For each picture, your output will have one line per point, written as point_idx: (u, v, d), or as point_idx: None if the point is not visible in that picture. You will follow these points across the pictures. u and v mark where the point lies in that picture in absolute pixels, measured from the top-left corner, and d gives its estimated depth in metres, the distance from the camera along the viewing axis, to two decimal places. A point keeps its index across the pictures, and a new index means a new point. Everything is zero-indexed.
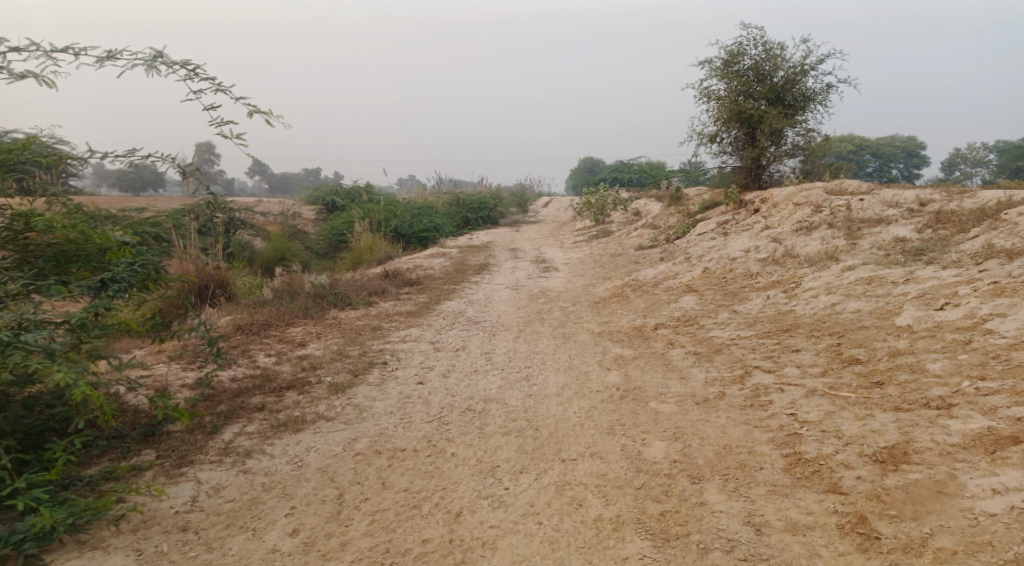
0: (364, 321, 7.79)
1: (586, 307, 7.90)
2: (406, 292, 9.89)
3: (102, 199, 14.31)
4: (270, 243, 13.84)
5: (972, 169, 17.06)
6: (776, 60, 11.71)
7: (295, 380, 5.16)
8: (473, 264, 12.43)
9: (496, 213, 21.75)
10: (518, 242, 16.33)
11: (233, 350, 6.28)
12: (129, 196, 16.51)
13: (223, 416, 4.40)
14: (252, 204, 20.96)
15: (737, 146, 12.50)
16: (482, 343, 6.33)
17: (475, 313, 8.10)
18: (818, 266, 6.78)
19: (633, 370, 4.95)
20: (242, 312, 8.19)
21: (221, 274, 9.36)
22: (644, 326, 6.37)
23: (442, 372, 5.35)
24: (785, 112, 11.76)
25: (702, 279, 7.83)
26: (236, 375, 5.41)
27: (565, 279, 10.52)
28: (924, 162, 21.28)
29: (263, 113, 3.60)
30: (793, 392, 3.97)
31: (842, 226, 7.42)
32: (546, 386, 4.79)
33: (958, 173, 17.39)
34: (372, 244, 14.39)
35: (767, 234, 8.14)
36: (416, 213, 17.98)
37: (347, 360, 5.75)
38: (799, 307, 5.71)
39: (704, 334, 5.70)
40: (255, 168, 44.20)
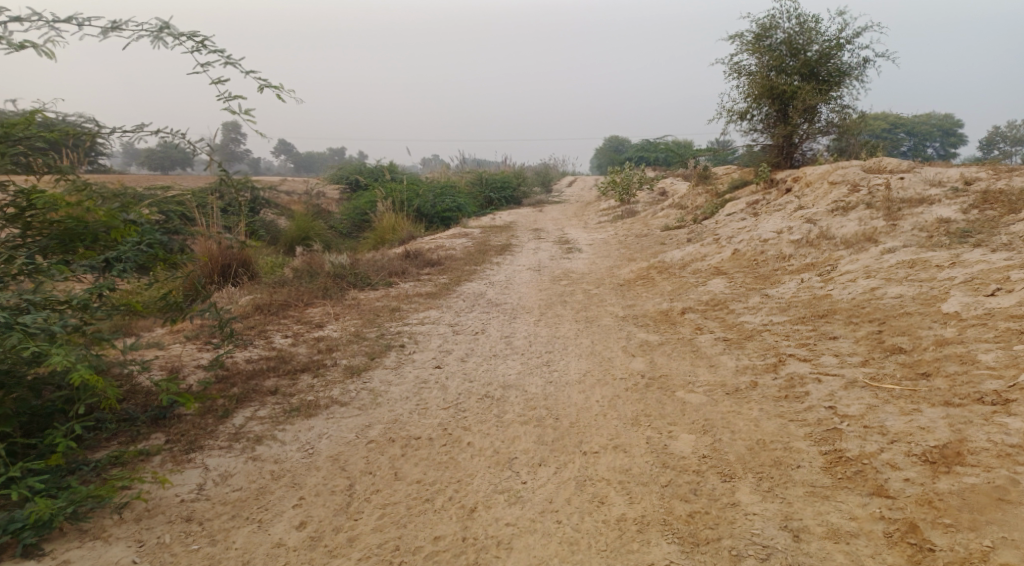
0: (383, 302, 7.66)
1: (610, 289, 7.68)
2: (427, 273, 9.75)
3: (129, 177, 14.38)
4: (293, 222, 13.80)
5: (1011, 148, 16.40)
6: (810, 33, 11.23)
7: (310, 363, 5.04)
8: (495, 244, 12.25)
9: (520, 193, 21.51)
10: (542, 222, 16.09)
11: (250, 331, 6.19)
12: (157, 175, 16.63)
13: (236, 399, 4.29)
14: (277, 184, 21.01)
15: (767, 123, 12.07)
16: (502, 326, 6.16)
17: (496, 295, 7.92)
18: (855, 248, 6.47)
19: (659, 357, 4.73)
20: (262, 291, 8.12)
21: (244, 253, 9.28)
22: (671, 310, 6.14)
23: (461, 356, 5.19)
24: (819, 88, 11.29)
25: (731, 261, 7.54)
26: (251, 357, 5.31)
27: (589, 260, 10.30)
28: (961, 141, 20.54)
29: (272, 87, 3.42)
30: (831, 383, 3.74)
31: (881, 206, 7.07)
32: (568, 372, 4.60)
33: (996, 152, 16.72)
34: (395, 224, 14.28)
35: (800, 214, 7.81)
36: (438, 193, 17.80)
37: (364, 343, 5.62)
38: (836, 291, 5.42)
39: (734, 320, 5.45)
40: (281, 148, 44.44)
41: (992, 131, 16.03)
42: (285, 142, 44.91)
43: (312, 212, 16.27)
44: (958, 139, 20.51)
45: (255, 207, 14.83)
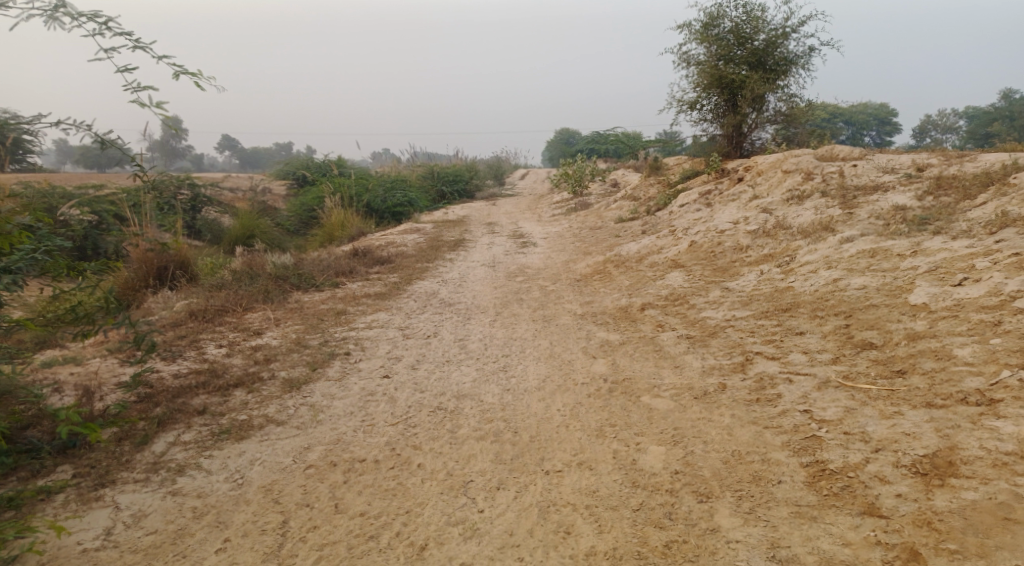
0: (328, 304, 7.21)
1: (567, 285, 7.41)
2: (376, 272, 9.31)
3: (55, 175, 13.43)
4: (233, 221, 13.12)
5: (942, 136, 16.82)
6: (756, 22, 11.17)
7: (246, 376, 4.61)
8: (448, 240, 11.86)
9: (472, 186, 21.13)
10: (495, 216, 15.76)
11: (180, 341, 5.68)
12: (87, 173, 15.64)
13: (158, 421, 3.83)
14: (219, 180, 20.10)
15: (717, 113, 12.00)
16: (455, 328, 5.81)
17: (448, 294, 7.56)
18: (813, 237, 6.35)
19: (621, 359, 4.46)
20: (197, 296, 7.56)
21: (181, 254, 8.63)
22: (630, 306, 5.90)
23: (410, 363, 4.83)
24: (766, 77, 11.25)
25: (688, 253, 7.36)
26: (179, 371, 4.83)
27: (544, 254, 10.02)
28: (897, 129, 21.06)
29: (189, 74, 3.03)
30: (803, 384, 3.53)
31: (837, 194, 6.98)
32: (526, 378, 4.29)
33: (929, 140, 17.18)
34: (343, 220, 13.75)
35: (756, 204, 7.69)
36: (388, 187, 17.26)
37: (305, 352, 5.19)
38: (799, 283, 5.26)
39: (696, 316, 5.23)
40: (224, 143, 42.99)
41: (925, 119, 16.47)
42: (228, 137, 43.30)
43: (256, 209, 15.55)
44: (894, 127, 21.04)
45: (194, 205, 14.07)
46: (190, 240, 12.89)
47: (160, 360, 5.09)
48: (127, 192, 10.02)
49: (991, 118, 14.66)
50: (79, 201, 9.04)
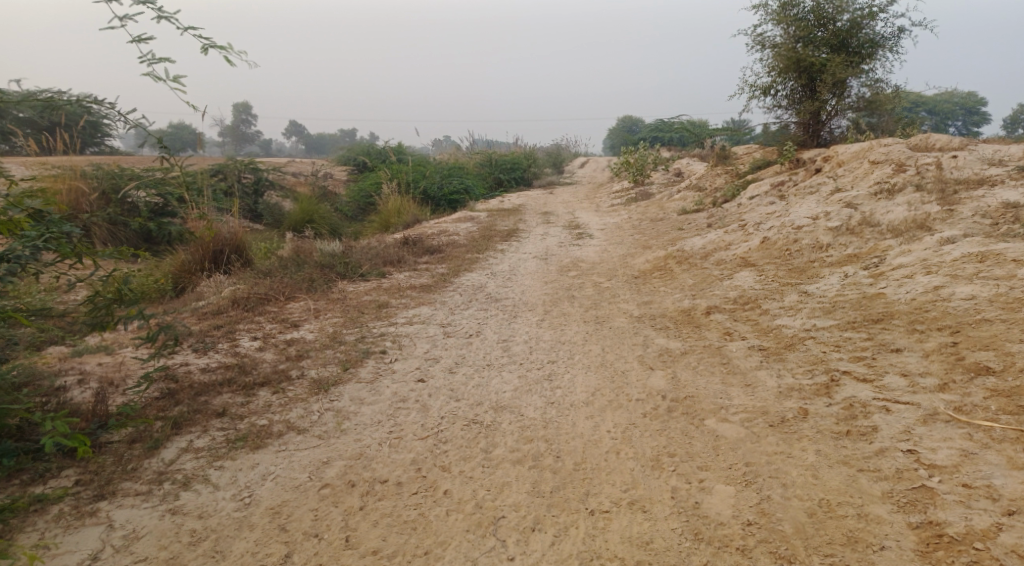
0: (372, 295, 6.92)
1: (624, 282, 6.89)
2: (425, 262, 9.00)
3: (125, 158, 13.71)
4: (297, 206, 12.88)
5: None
6: (840, 1, 10.25)
7: (274, 374, 4.32)
8: (502, 230, 11.47)
9: (530, 174, 20.68)
10: (551, 205, 15.28)
11: (217, 331, 5.46)
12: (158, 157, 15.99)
13: (174, 423, 3.57)
14: (283, 165, 20.32)
15: (793, 99, 11.14)
16: (500, 327, 5.39)
17: (496, 288, 7.15)
18: (905, 236, 5.65)
19: (683, 372, 3.95)
20: (243, 283, 7.40)
21: (237, 238, 8.50)
22: (694, 309, 5.35)
23: (448, 367, 4.44)
24: (849, 60, 10.33)
25: (760, 251, 6.71)
26: (209, 365, 4.60)
27: (601, 247, 9.51)
28: (986, 120, 19.45)
29: (220, 48, 2.78)
30: (904, 416, 2.94)
31: (933, 188, 6.21)
32: (574, 391, 3.84)
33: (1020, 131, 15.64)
34: (400, 208, 13.56)
35: (838, 197, 6.95)
36: (445, 174, 17.01)
37: (339, 349, 4.88)
38: (891, 290, 4.60)
39: (769, 324, 4.66)
40: (292, 130, 43.98)
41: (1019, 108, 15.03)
42: (296, 123, 44.24)
43: (315, 193, 15.56)
44: (982, 117, 19.41)
45: (257, 189, 14.15)
46: (249, 223, 12.94)
47: (191, 352, 4.87)
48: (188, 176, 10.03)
49: None
50: (139, 183, 9.06)
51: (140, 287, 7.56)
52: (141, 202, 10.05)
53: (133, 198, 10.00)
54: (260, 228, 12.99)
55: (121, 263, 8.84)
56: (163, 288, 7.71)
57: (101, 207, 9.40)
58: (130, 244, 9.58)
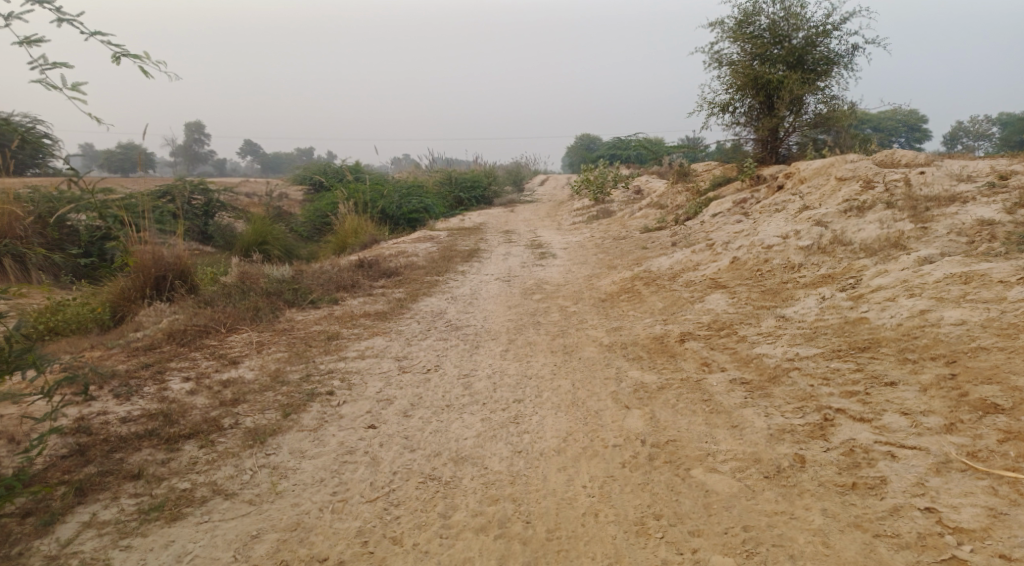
0: (322, 325, 6.41)
1: (591, 306, 6.55)
2: (382, 286, 8.52)
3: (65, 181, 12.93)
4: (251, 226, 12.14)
5: (975, 143, 15.59)
6: (795, 18, 10.25)
7: (204, 423, 3.81)
8: (462, 250, 11.06)
9: (491, 193, 20.35)
10: (513, 223, 14.96)
11: (145, 371, 4.91)
12: (104, 181, 15.23)
13: (78, 489, 3.04)
14: (236, 185, 19.59)
15: (751, 116, 11.07)
16: (461, 360, 4.96)
17: (456, 314, 6.73)
18: (880, 256, 5.46)
19: (661, 412, 3.59)
20: (181, 313, 6.81)
21: (182, 263, 7.76)
22: (667, 336, 5.02)
23: (403, 410, 3.99)
24: (806, 77, 10.31)
25: (730, 271, 6.46)
26: (130, 414, 4.07)
27: (564, 267, 9.19)
28: (928, 137, 19.94)
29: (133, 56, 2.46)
30: (913, 465, 2.65)
31: (904, 205, 6.06)
32: (543, 437, 3.43)
33: (960, 148, 15.94)
34: (358, 227, 13.04)
35: (807, 215, 6.75)
36: (404, 193, 16.56)
37: (281, 390, 4.38)
38: (874, 315, 4.35)
39: (748, 352, 4.35)
40: (247, 149, 43.03)
41: (957, 125, 15.36)
42: (251, 142, 43.23)
43: (267, 213, 14.92)
44: (925, 134, 19.88)
45: (208, 210, 13.46)
46: (197, 247, 12.26)
47: (111, 398, 4.32)
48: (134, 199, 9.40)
49: None
50: (77, 206, 8.47)
51: (74, 317, 6.94)
52: (81, 225, 9.42)
53: (72, 221, 9.41)
54: (208, 251, 12.32)
55: (53, 291, 8.14)
56: (99, 318, 7.09)
57: (35, 232, 8.72)
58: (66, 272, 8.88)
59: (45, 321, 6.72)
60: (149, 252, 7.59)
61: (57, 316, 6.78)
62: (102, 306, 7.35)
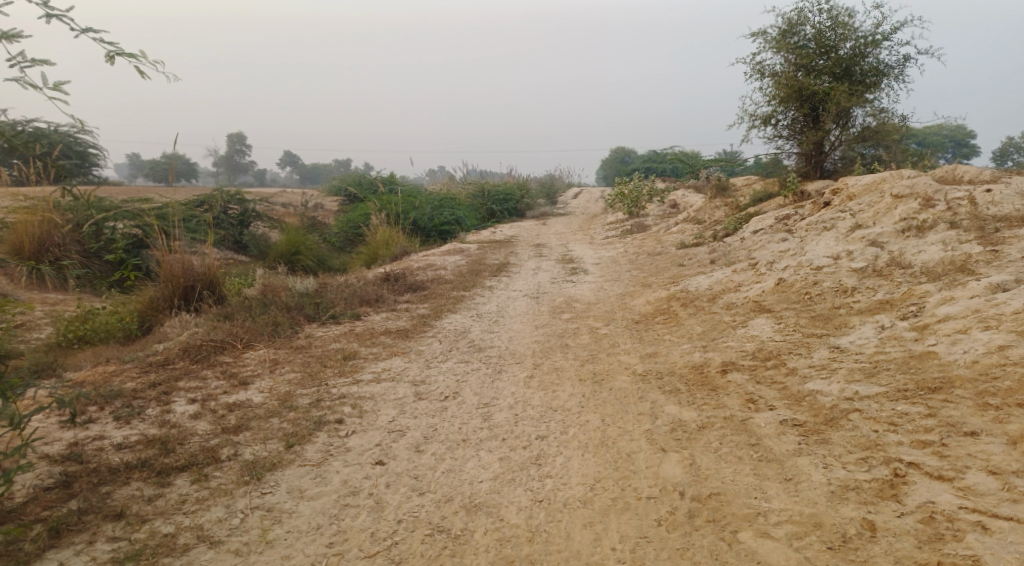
0: (340, 343, 6.12)
1: (624, 328, 6.14)
2: (406, 301, 8.23)
3: (106, 192, 13.02)
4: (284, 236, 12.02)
5: None
6: (843, 27, 9.74)
7: (201, 453, 3.54)
8: (492, 264, 10.75)
9: (523, 205, 20.06)
10: (545, 237, 14.61)
11: (151, 391, 4.66)
12: (143, 191, 15.34)
13: (53, 529, 2.78)
14: (271, 195, 19.64)
15: (795, 130, 10.55)
16: (481, 386, 4.60)
17: (480, 334, 6.39)
18: (944, 280, 4.96)
19: (702, 457, 3.19)
20: (200, 327, 6.60)
21: (210, 273, 7.49)
22: (707, 365, 4.60)
23: (414, 443, 3.65)
24: (854, 89, 9.77)
25: (775, 294, 5.99)
26: (128, 439, 3.83)
27: (597, 284, 8.79)
28: (976, 152, 19.04)
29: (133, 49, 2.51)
30: (1012, 542, 2.25)
31: (970, 226, 5.54)
32: (567, 484, 3.08)
33: (1009, 165, 15.08)
34: (388, 239, 12.83)
35: (860, 234, 6.26)
36: (436, 205, 16.35)
37: (287, 417, 4.08)
38: (943, 349, 3.86)
39: (799, 388, 3.91)
40: (286, 160, 43.66)
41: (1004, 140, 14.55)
42: (291, 153, 43.85)
43: (300, 224, 14.84)
44: (973, 150, 18.99)
45: (244, 220, 13.39)
46: (227, 257, 12.19)
47: (111, 421, 4.08)
48: (173, 207, 9.31)
49: None
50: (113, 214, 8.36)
51: (102, 325, 6.77)
52: (120, 233, 9.30)
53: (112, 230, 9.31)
54: (237, 262, 12.23)
55: (86, 299, 8.03)
56: (126, 327, 6.85)
57: (74, 240, 8.66)
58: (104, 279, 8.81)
59: (73, 328, 6.59)
60: (178, 261, 7.34)
61: (86, 325, 6.65)
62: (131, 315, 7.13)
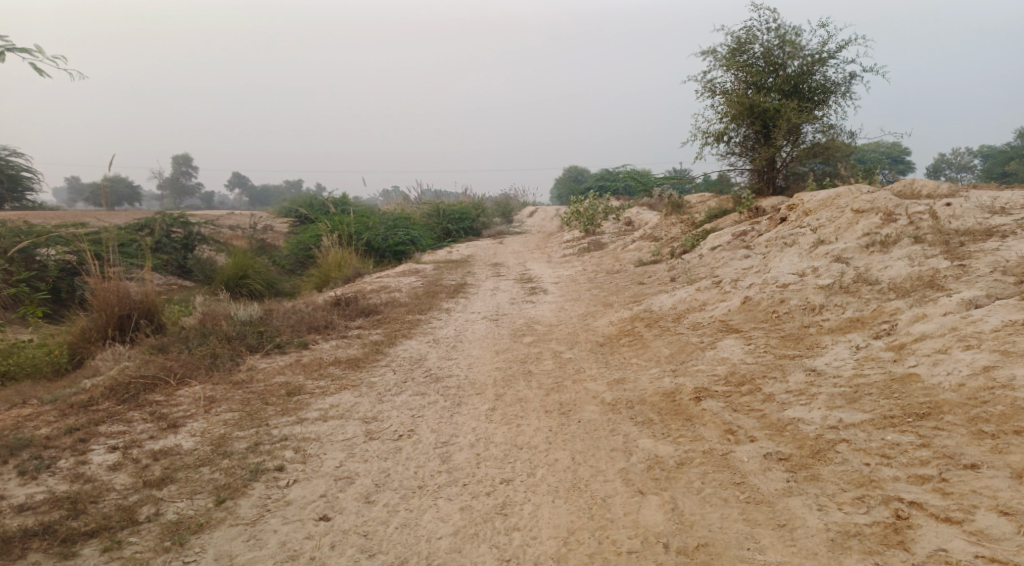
0: (285, 376, 5.66)
1: (588, 352, 5.85)
2: (358, 327, 7.79)
3: (37, 217, 12.20)
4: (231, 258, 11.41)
5: (958, 175, 15.17)
6: (791, 45, 9.80)
7: (116, 513, 3.07)
8: (448, 285, 10.37)
9: (479, 225, 19.75)
10: (502, 256, 14.33)
11: (66, 438, 4.13)
12: (82, 216, 14.50)
13: None
14: (218, 217, 18.87)
15: (747, 146, 10.55)
16: (438, 422, 4.22)
17: (437, 362, 6.01)
18: (914, 296, 4.83)
19: (685, 500, 2.92)
20: (130, 361, 6.03)
21: (148, 301, 6.85)
22: (680, 392, 4.32)
23: (364, 493, 3.26)
24: (803, 106, 9.81)
25: (742, 313, 5.80)
26: (31, 498, 3.32)
27: (557, 304, 8.51)
28: (912, 169, 19.60)
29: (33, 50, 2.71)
30: None
31: (935, 240, 5.46)
32: (538, 540, 2.76)
33: (943, 180, 15.47)
34: (341, 261, 12.34)
35: (823, 250, 6.14)
36: (390, 225, 15.91)
37: (221, 465, 3.63)
38: (924, 371, 3.68)
39: (778, 416, 3.67)
40: (236, 181, 42.56)
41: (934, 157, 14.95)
42: (240, 175, 42.77)
43: (247, 246, 14.18)
44: (908, 166, 19.56)
45: (188, 243, 12.72)
46: (168, 284, 11.52)
47: (14, 477, 3.56)
48: (110, 230, 8.64)
49: (1008, 156, 13.05)
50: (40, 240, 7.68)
51: (29, 360, 6.24)
52: (51, 259, 8.59)
53: (42, 256, 8.62)
54: (178, 287, 11.56)
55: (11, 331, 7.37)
56: (55, 361, 6.31)
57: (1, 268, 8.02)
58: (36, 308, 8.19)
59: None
60: (112, 289, 6.69)
61: (10, 360, 6.14)
62: (60, 348, 6.58)
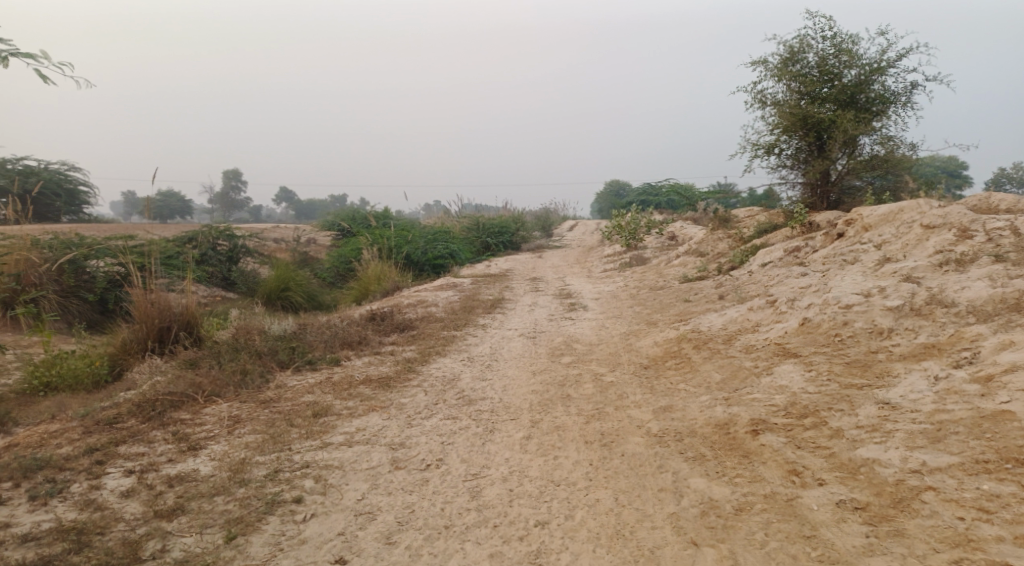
0: (314, 395, 5.44)
1: (631, 376, 5.47)
2: (392, 343, 7.56)
3: (89, 230, 12.39)
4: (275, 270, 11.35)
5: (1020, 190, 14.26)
6: (847, 54, 9.32)
7: (120, 548, 2.86)
8: (485, 300, 10.10)
9: (518, 238, 19.49)
10: (541, 270, 14.01)
11: (84, 459, 3.96)
12: (132, 229, 14.74)
13: None
14: (263, 229, 19.07)
15: (799, 159, 10.02)
16: (470, 452, 3.92)
17: (470, 383, 5.71)
18: (998, 322, 4.34)
19: (746, 557, 2.59)
20: (161, 376, 5.90)
21: (189, 313, 6.78)
22: (735, 424, 3.92)
23: (386, 533, 2.98)
24: (860, 117, 9.26)
25: (800, 335, 5.35)
26: (37, 525, 3.13)
27: (598, 322, 8.14)
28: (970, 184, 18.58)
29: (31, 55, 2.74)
30: None
31: (1019, 259, 4.94)
32: None
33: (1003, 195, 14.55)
34: (381, 274, 12.20)
35: (890, 268, 5.66)
36: (430, 238, 15.78)
37: (235, 494, 3.39)
38: (1020, 408, 3.21)
39: (850, 455, 3.26)
40: (282, 195, 43.35)
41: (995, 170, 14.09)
42: (287, 189, 43.60)
43: (289, 258, 14.21)
44: (965, 181, 18.57)
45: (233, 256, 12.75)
46: (210, 295, 11.57)
47: (25, 502, 3.38)
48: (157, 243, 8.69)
49: None
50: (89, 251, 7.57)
51: (71, 370, 6.07)
52: (100, 271, 8.50)
53: (92, 268, 8.53)
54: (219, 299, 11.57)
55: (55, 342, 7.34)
56: (96, 372, 6.14)
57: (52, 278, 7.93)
58: (82, 320, 8.14)
59: (39, 375, 5.90)
60: (154, 301, 6.64)
61: (53, 370, 5.97)
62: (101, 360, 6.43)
